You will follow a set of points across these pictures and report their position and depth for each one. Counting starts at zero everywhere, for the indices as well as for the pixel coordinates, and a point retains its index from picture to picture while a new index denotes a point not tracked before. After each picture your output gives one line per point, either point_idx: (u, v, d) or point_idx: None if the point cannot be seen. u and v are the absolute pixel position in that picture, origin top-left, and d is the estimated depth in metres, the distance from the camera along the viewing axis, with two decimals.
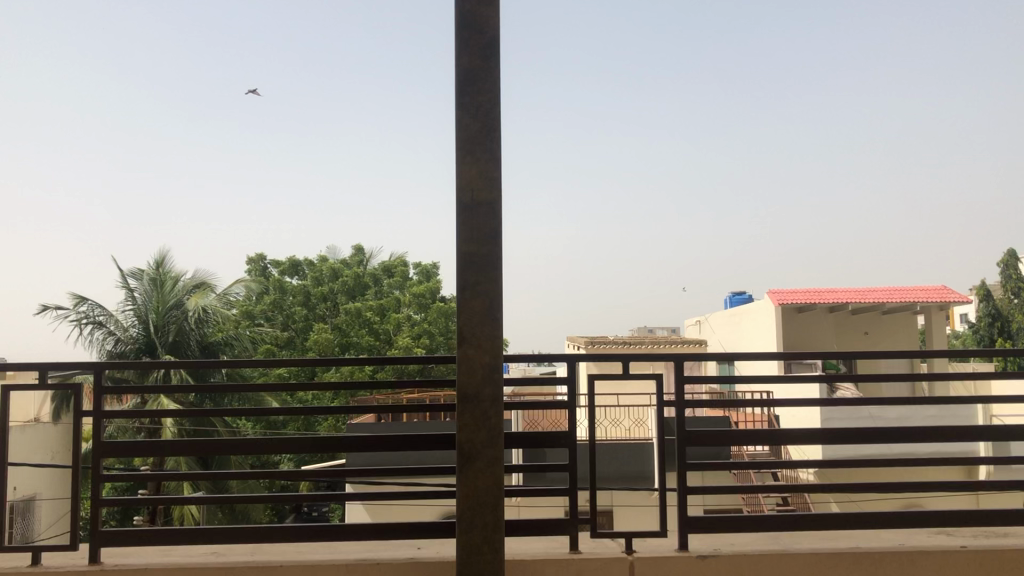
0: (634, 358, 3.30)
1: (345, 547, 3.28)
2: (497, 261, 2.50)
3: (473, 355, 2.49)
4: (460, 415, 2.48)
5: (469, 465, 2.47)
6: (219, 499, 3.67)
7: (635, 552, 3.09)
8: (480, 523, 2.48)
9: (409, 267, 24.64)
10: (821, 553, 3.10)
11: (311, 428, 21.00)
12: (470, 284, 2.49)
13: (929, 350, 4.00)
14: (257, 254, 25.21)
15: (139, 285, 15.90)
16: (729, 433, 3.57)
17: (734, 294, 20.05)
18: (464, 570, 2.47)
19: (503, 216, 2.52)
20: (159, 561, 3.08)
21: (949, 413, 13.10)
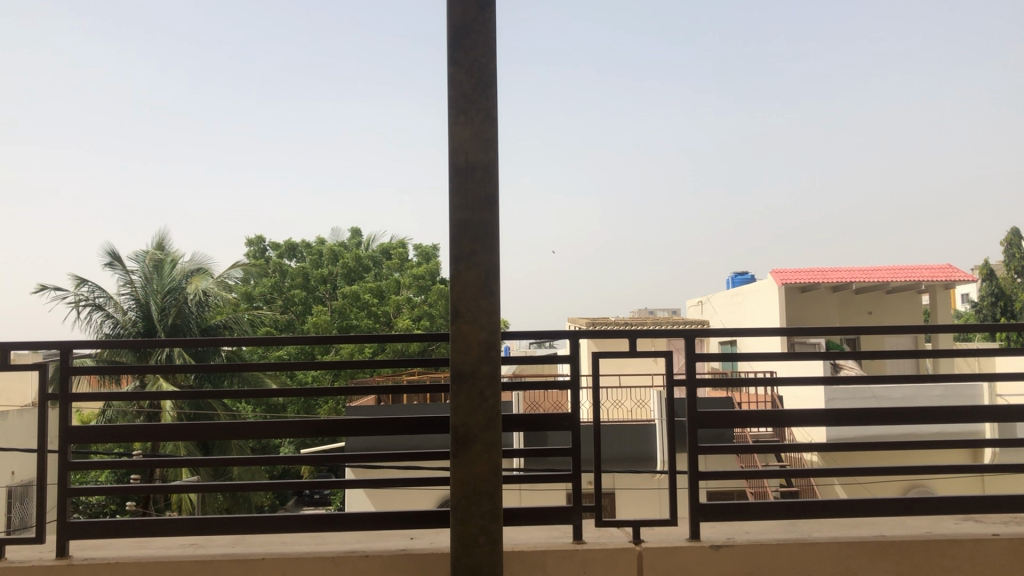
0: (641, 336, 3.11)
1: (333, 538, 3.14)
2: (493, 229, 2.32)
3: (467, 329, 2.32)
4: (454, 396, 2.31)
5: (465, 449, 2.31)
6: (203, 488, 3.48)
7: (642, 542, 2.93)
8: (477, 513, 2.31)
9: (409, 249, 24.43)
10: (843, 543, 2.94)
11: (311, 410, 20.90)
12: (464, 254, 2.31)
13: (946, 324, 3.81)
14: (256, 236, 25.02)
15: (139, 268, 15.75)
16: (741, 416, 3.40)
17: (736, 273, 19.86)
18: (460, 563, 2.31)
19: (498, 180, 2.34)
20: (132, 555, 2.93)
21: (955, 393, 12.94)
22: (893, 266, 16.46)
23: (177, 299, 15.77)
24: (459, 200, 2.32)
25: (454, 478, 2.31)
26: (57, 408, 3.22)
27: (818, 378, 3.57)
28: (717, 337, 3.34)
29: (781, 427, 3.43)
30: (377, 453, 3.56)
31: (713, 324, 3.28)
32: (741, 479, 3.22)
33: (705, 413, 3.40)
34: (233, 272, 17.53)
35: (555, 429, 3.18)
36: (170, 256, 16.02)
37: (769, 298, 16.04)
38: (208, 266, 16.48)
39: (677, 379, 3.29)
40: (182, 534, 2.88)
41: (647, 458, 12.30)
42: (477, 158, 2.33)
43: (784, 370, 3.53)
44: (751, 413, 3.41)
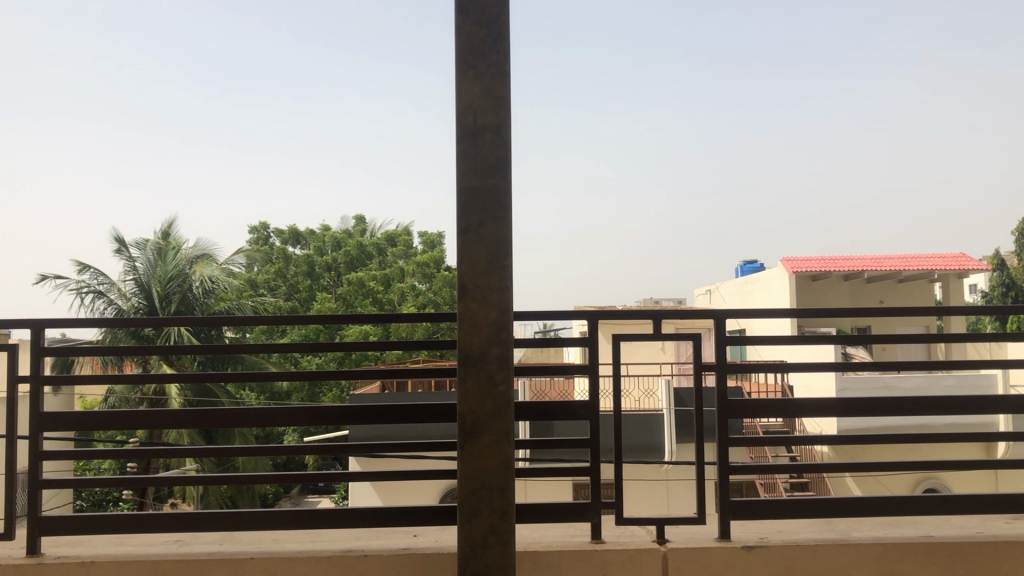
0: (667, 318, 2.91)
1: (330, 534, 2.97)
2: (505, 196, 2.14)
3: (476, 307, 2.14)
4: (461, 381, 2.13)
5: (473, 439, 2.12)
6: (191, 478, 3.34)
7: (667, 543, 2.74)
8: (486, 511, 2.13)
9: (414, 236, 24.18)
10: (887, 545, 2.76)
11: (315, 398, 20.75)
12: (472, 224, 2.13)
13: (987, 304, 3.60)
14: (260, 223, 24.82)
15: (141, 254, 15.57)
16: (770, 405, 3.21)
17: (745, 262, 19.63)
18: (467, 563, 2.13)
19: (511, 143, 2.15)
20: (111, 551, 2.79)
21: (968, 384, 12.71)
22: (905, 256, 16.20)
23: (181, 286, 15.62)
24: (468, 163, 2.14)
25: (461, 472, 2.13)
26: (31, 393, 3.06)
27: (850, 366, 3.37)
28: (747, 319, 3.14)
29: (808, 416, 3.24)
30: (378, 445, 3.38)
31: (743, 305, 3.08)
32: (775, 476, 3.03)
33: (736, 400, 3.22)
34: (236, 258, 17.37)
35: (572, 418, 2.97)
36: (174, 243, 15.87)
37: (779, 287, 15.83)
38: (212, 251, 16.34)
39: (707, 364, 3.11)
40: (163, 530, 2.73)
41: (655, 448, 12.12)
42: (488, 118, 2.15)
43: (807, 357, 3.35)
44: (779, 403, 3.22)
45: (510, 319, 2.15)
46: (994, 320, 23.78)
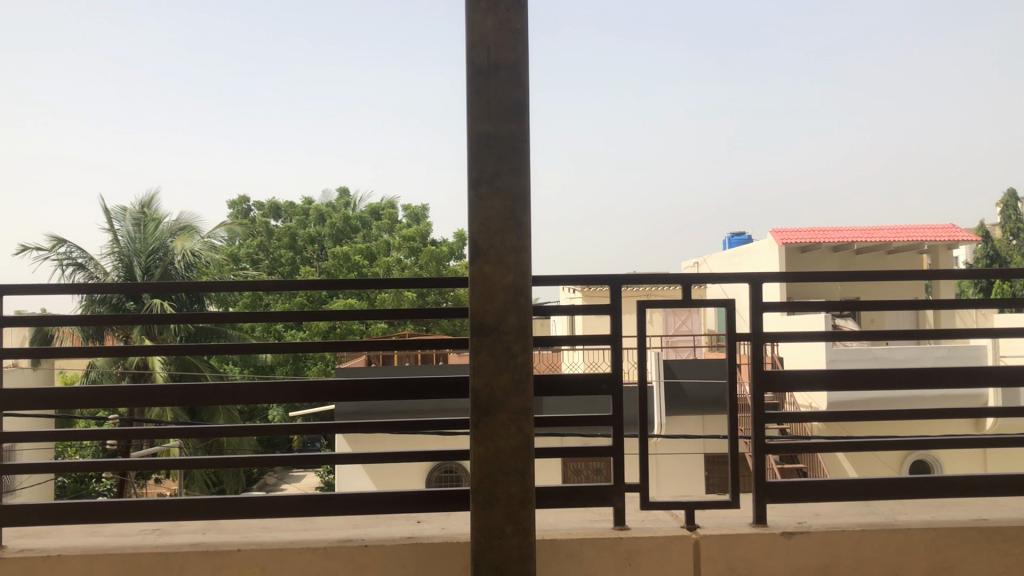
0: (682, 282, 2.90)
1: (325, 522, 2.87)
2: (519, 143, 2.13)
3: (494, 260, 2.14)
4: (476, 349, 2.13)
5: (488, 418, 2.12)
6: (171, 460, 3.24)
7: (698, 530, 2.92)
8: (502, 493, 2.12)
9: (399, 209, 23.79)
10: (939, 530, 2.96)
11: (300, 372, 20.45)
12: (485, 172, 2.13)
13: (1001, 268, 3.58)
14: (240, 196, 24.36)
15: (122, 226, 15.20)
16: (794, 375, 3.30)
17: (733, 234, 19.46)
18: (483, 544, 2.13)
19: (528, 84, 2.14)
20: (88, 544, 2.67)
21: (959, 355, 12.64)
22: (895, 227, 16.10)
23: (163, 260, 15.32)
24: (479, 107, 2.14)
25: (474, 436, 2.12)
26: None
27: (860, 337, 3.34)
28: (762, 283, 3.12)
29: (825, 386, 3.33)
30: (376, 428, 3.26)
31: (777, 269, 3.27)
32: (802, 449, 3.11)
33: (769, 372, 3.32)
34: (217, 231, 17.08)
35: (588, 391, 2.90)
36: (154, 214, 15.51)
37: (769, 258, 15.72)
38: (195, 224, 16.00)
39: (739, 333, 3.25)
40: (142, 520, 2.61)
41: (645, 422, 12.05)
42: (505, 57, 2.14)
43: (816, 330, 3.31)
44: (800, 373, 3.31)
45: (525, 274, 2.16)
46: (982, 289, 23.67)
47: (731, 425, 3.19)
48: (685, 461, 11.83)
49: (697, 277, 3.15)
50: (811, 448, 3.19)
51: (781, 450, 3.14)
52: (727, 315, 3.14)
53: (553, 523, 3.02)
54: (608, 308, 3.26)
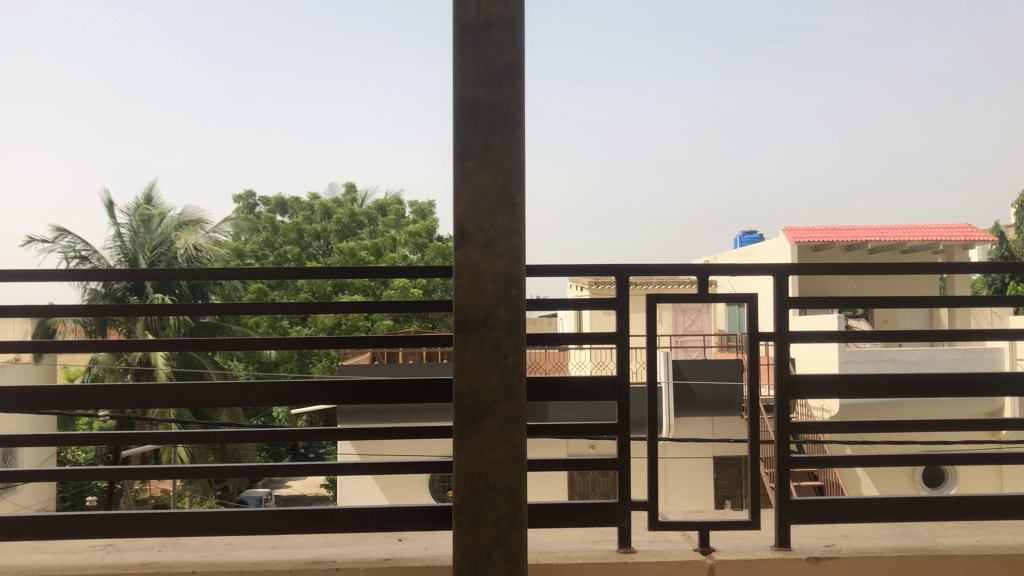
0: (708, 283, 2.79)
1: (294, 539, 3.06)
2: (510, 123, 2.24)
3: (482, 240, 2.25)
4: (463, 339, 2.25)
5: (474, 420, 2.24)
6: (177, 472, 3.40)
7: (712, 553, 2.80)
8: (491, 492, 2.22)
9: (405, 206, 23.54)
10: (987, 555, 2.82)
11: (306, 370, 20.24)
12: (473, 145, 2.25)
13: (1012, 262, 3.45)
14: (246, 191, 24.17)
15: (127, 220, 15.04)
16: (820, 382, 3.09)
17: (743, 232, 19.20)
18: (469, 542, 2.22)
19: (520, 60, 2.25)
20: (48, 560, 2.88)
21: (973, 358, 12.38)
22: (909, 227, 15.79)
23: (167, 254, 15.16)
24: (469, 83, 2.25)
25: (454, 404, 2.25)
26: None
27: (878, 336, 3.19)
28: (780, 275, 2.97)
29: (853, 394, 3.09)
30: (360, 446, 3.29)
31: (799, 261, 3.06)
32: (829, 462, 2.93)
33: (792, 376, 3.13)
34: (222, 227, 16.89)
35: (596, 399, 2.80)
36: (158, 209, 15.37)
37: (780, 257, 15.52)
38: (199, 218, 15.81)
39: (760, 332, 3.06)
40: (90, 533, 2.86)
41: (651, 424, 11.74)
42: (494, 34, 2.25)
43: (836, 329, 3.12)
44: (826, 378, 3.10)
45: (516, 247, 2.27)
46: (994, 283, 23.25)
47: (749, 433, 3.01)
48: (691, 465, 11.61)
49: (713, 269, 2.95)
50: (838, 463, 3.00)
51: (808, 462, 2.96)
52: (749, 313, 2.94)
53: (545, 544, 2.95)
54: (613, 302, 3.06)
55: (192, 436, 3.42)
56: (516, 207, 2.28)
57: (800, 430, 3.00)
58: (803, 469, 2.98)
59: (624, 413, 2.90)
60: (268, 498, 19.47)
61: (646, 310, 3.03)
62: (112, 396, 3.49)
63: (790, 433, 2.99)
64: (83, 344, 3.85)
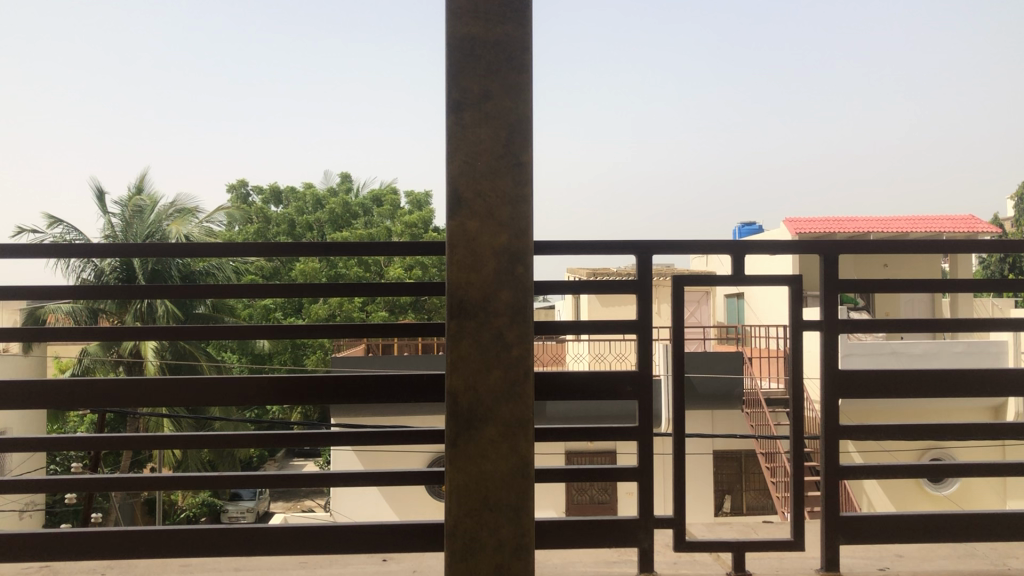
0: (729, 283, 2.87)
1: (267, 556, 3.09)
2: (514, 84, 2.19)
3: (482, 213, 2.18)
4: (460, 323, 2.17)
5: (473, 417, 2.15)
6: (154, 480, 3.21)
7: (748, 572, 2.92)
8: (490, 488, 2.14)
9: (400, 196, 23.21)
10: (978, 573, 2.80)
11: (299, 362, 20.00)
12: (469, 93, 2.18)
13: None
14: (238, 180, 23.84)
15: (119, 211, 14.77)
16: (866, 378, 3.08)
17: (743, 223, 18.97)
18: (468, 543, 2.13)
19: (525, 19, 2.21)
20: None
21: (977, 350, 12.13)
22: (912, 217, 15.52)
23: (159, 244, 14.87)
24: (466, 43, 2.18)
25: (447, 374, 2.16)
26: None
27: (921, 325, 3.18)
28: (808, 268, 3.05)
29: (892, 392, 3.10)
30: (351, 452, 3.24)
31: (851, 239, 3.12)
32: (878, 474, 2.99)
33: (841, 370, 3.11)
34: (215, 217, 16.62)
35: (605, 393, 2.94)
36: (151, 199, 15.03)
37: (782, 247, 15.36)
38: (191, 207, 15.48)
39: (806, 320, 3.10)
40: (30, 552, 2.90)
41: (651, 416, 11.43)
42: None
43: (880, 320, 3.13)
44: (874, 375, 3.09)
45: (521, 207, 2.20)
46: (997, 265, 23.03)
47: (793, 427, 3.15)
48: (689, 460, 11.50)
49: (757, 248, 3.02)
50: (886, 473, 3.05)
51: (857, 470, 3.00)
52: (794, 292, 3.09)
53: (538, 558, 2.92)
54: (636, 286, 2.97)
55: (183, 439, 3.31)
56: (520, 165, 2.21)
57: (849, 434, 3.05)
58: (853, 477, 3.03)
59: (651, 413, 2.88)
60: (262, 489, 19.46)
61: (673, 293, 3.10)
62: (105, 394, 3.30)
63: (838, 436, 3.04)
64: (74, 333, 3.66)
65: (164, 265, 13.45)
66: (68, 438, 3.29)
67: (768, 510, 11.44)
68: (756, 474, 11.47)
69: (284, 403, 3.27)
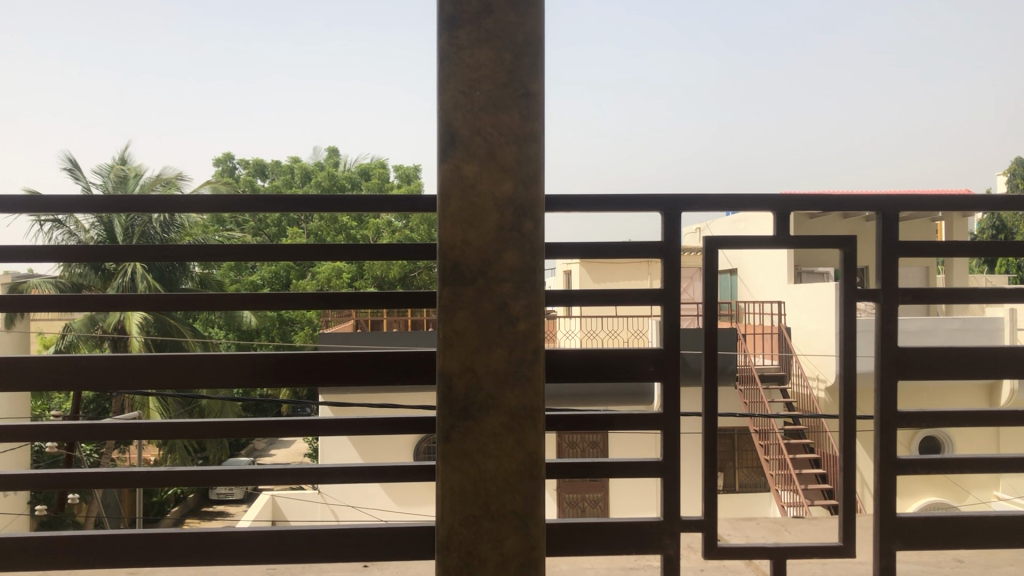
0: (764, 243, 3.05)
1: (250, 549, 2.95)
2: (517, 16, 2.14)
3: (485, 165, 2.14)
4: (460, 289, 2.13)
5: (476, 391, 2.14)
6: (140, 476, 3.08)
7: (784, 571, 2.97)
8: (492, 469, 2.13)
9: (389, 169, 22.86)
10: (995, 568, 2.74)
11: (287, 338, 19.78)
12: (468, 8, 2.14)
13: None
14: (224, 154, 23.44)
15: (104, 182, 14.43)
16: (920, 359, 3.12)
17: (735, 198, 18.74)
18: (471, 529, 2.12)
19: None
20: None
21: (973, 327, 11.98)
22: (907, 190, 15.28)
23: None
24: None
25: (442, 322, 2.14)
26: None
27: (966, 300, 3.15)
28: (850, 245, 3.14)
29: (937, 373, 3.14)
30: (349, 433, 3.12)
31: (915, 198, 3.10)
32: (929, 471, 3.05)
33: (899, 350, 3.12)
34: (202, 190, 16.28)
35: (627, 375, 3.03)
36: (134, 168, 14.71)
37: None
38: (177, 179, 15.11)
39: (863, 290, 3.11)
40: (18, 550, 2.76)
41: None
42: None
43: (931, 297, 3.13)
44: (926, 357, 3.12)
45: (526, 141, 2.15)
46: (989, 227, 22.74)
47: (844, 402, 3.09)
48: None
49: (804, 207, 3.07)
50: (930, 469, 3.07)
51: (911, 464, 3.05)
52: (846, 258, 3.14)
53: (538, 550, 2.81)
54: (663, 251, 3.02)
55: (178, 427, 3.17)
56: (528, 95, 2.16)
57: (904, 422, 3.09)
58: (905, 470, 3.07)
59: (673, 395, 2.98)
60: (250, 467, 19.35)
61: (708, 256, 3.15)
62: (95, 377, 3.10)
63: (895, 424, 3.08)
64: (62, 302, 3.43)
65: (147, 237, 13.07)
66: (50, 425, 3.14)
67: (760, 487, 11.35)
68: (750, 452, 11.34)
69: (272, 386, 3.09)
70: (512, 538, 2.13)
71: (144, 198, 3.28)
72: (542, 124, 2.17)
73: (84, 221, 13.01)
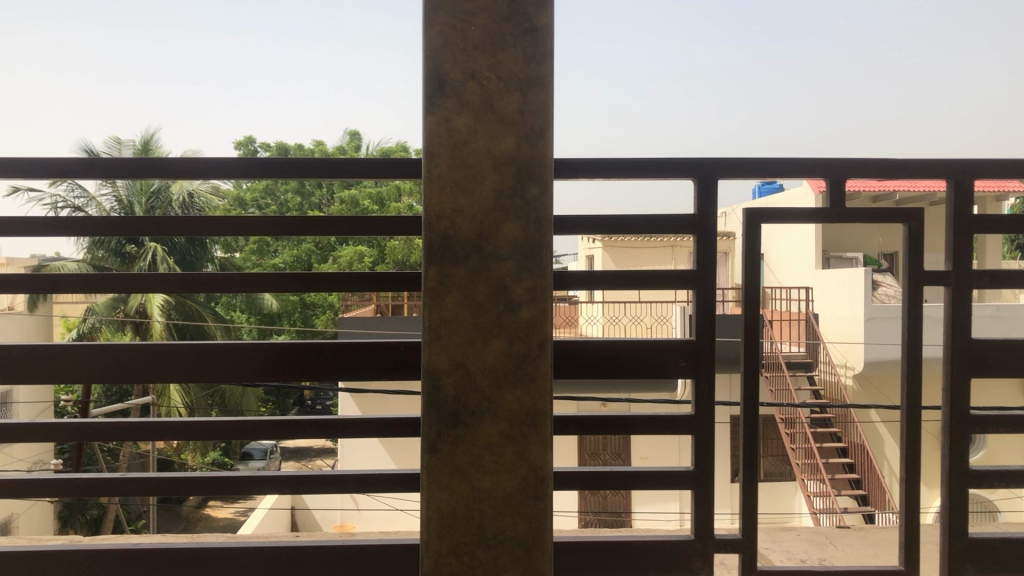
0: (815, 218, 2.85)
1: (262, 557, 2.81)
2: None
3: (482, 125, 1.97)
4: (453, 267, 1.97)
5: (470, 383, 1.98)
6: (142, 483, 2.87)
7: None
8: (490, 480, 1.98)
9: (410, 153, 22.66)
10: None
11: (309, 323, 19.72)
12: None
13: None
14: (246, 137, 23.33)
15: None
16: (994, 351, 2.91)
17: (763, 183, 18.39)
18: (465, 543, 1.97)
19: None
20: None
21: (1008, 314, 11.65)
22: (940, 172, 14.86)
23: None
24: None
25: (430, 306, 1.98)
26: None
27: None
28: (918, 223, 2.93)
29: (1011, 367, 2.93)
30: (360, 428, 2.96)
31: (990, 167, 2.88)
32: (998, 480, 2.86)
33: (973, 343, 2.92)
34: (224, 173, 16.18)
35: (659, 368, 2.84)
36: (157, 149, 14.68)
37: None
38: None
39: (931, 272, 2.90)
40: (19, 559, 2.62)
41: None
42: None
43: (1005, 279, 2.91)
44: (1001, 348, 2.92)
45: (530, 87, 1.98)
46: None
47: (909, 398, 2.90)
48: None
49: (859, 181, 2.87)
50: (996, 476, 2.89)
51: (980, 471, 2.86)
52: (912, 235, 2.93)
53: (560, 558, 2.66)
54: (697, 226, 2.83)
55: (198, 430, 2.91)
56: (533, 30, 1.98)
57: (977, 427, 2.89)
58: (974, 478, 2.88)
59: (705, 392, 2.81)
60: (273, 450, 19.37)
61: (747, 230, 2.95)
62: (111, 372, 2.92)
63: (966, 427, 2.88)
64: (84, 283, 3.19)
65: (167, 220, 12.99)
66: (36, 424, 2.90)
67: (785, 477, 11.15)
68: (776, 442, 11.14)
69: (286, 381, 2.91)
70: (509, 560, 1.98)
71: (144, 162, 2.79)
72: (549, 66, 1.98)
73: (105, 203, 12.93)
